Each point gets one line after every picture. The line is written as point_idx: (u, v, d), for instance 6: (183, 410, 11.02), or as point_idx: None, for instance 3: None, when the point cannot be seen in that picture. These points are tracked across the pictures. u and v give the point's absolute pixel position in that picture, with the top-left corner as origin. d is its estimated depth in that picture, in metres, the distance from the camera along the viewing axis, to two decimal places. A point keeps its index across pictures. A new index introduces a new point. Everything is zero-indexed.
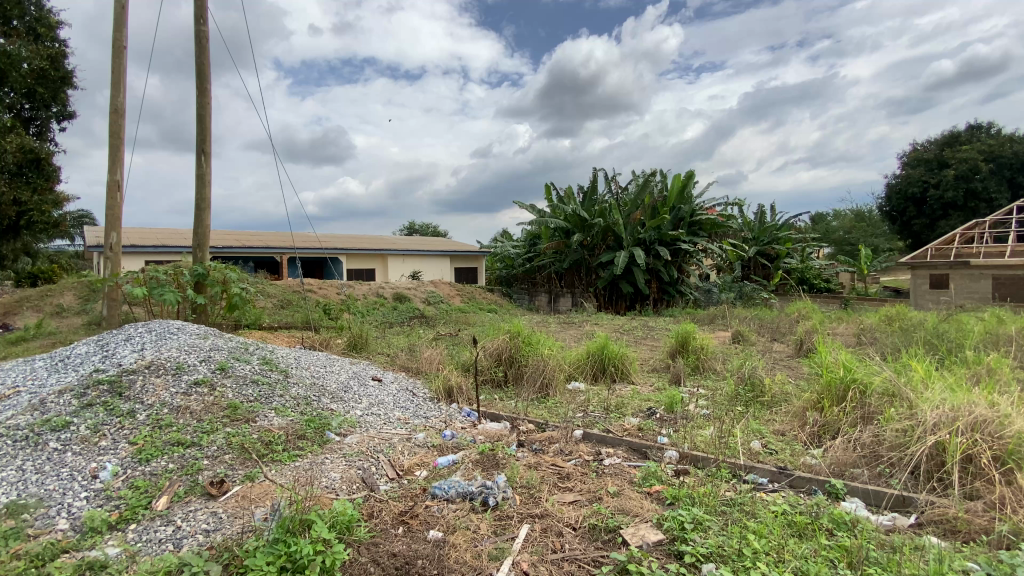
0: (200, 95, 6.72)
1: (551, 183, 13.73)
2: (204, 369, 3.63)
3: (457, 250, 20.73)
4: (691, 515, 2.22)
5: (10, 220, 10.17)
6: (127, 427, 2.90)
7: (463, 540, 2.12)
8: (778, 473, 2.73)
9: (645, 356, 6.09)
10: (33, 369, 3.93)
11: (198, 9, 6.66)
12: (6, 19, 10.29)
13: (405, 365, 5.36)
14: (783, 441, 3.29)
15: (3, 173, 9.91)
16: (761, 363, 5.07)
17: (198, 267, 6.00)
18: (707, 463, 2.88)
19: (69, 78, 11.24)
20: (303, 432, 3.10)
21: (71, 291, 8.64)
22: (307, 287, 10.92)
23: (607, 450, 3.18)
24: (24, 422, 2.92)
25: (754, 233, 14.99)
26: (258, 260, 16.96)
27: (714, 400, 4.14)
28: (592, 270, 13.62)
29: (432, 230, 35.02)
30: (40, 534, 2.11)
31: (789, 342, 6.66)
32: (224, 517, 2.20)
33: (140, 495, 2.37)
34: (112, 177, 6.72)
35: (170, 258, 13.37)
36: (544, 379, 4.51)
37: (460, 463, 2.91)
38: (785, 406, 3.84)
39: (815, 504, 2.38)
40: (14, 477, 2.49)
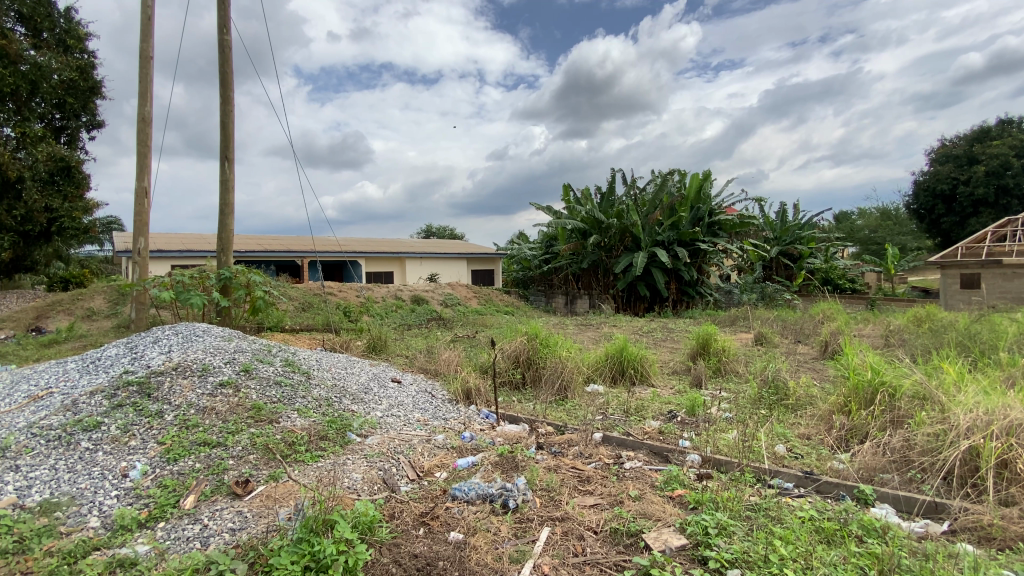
0: (224, 103, 6.89)
1: (568, 183, 13.69)
2: (228, 370, 3.72)
3: (473, 252, 20.82)
4: (715, 519, 2.18)
5: (42, 227, 10.54)
6: (156, 428, 2.98)
7: (484, 542, 2.12)
8: (805, 479, 2.66)
9: (665, 358, 6.01)
10: (67, 369, 4.09)
11: (221, 18, 6.83)
12: (37, 32, 10.71)
13: (424, 366, 5.42)
14: (808, 445, 3.22)
15: (36, 182, 10.29)
16: (785, 365, 4.97)
17: (222, 271, 6.13)
18: (731, 467, 2.82)
19: (98, 87, 11.63)
20: (325, 432, 3.14)
21: (101, 295, 8.93)
22: (327, 290, 11.09)
23: (627, 453, 3.15)
24: (58, 422, 3.02)
25: (776, 233, 14.77)
26: (280, 264, 17.27)
27: (737, 403, 4.06)
28: (609, 272, 13.51)
29: (449, 233, 35.35)
30: (72, 532, 2.17)
31: (814, 343, 6.51)
32: (250, 517, 2.24)
33: (168, 494, 2.43)
34: (140, 184, 6.92)
35: (195, 262, 13.71)
36: (562, 382, 4.50)
37: (481, 464, 2.92)
38: (811, 409, 3.76)
39: (844, 510, 2.32)
40: (47, 476, 2.57)
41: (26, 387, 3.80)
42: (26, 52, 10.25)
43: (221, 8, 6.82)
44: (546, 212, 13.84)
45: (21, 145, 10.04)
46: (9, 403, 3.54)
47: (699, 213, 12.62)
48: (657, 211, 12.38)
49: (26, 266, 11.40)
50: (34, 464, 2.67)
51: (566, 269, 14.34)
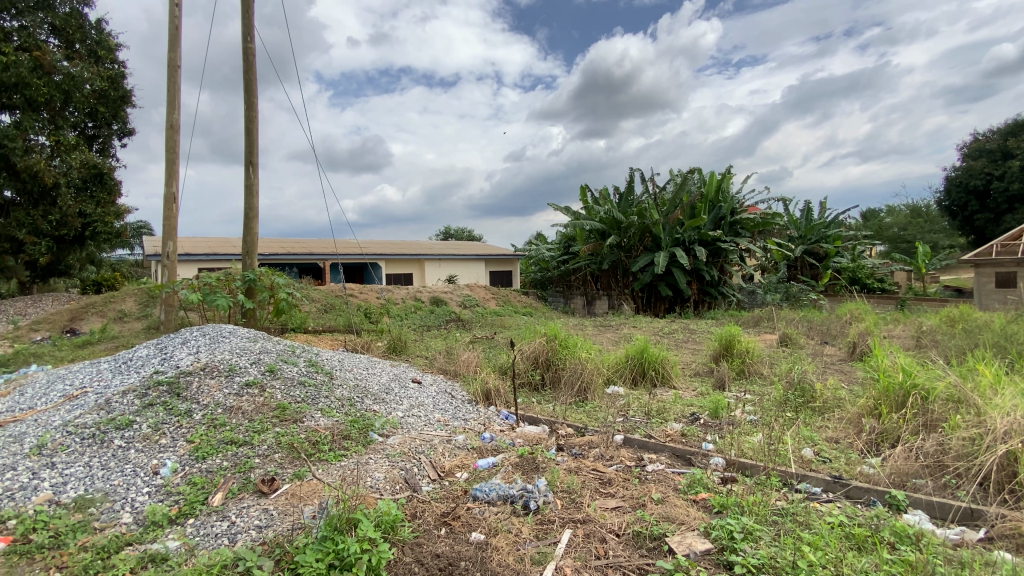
0: (248, 109, 7.05)
1: (586, 183, 13.60)
2: (254, 371, 3.79)
3: (491, 254, 20.87)
4: (740, 524, 2.15)
5: (76, 232, 10.93)
6: (185, 426, 3.06)
7: (506, 543, 2.13)
8: (833, 483, 2.60)
9: (687, 360, 5.93)
10: (101, 369, 4.23)
11: (245, 26, 6.99)
12: (70, 43, 11.10)
13: (443, 368, 5.44)
14: (837, 448, 3.14)
15: (70, 188, 10.68)
16: (812, 367, 4.85)
17: (248, 274, 6.26)
18: (756, 471, 2.77)
19: (128, 96, 12.01)
20: (348, 432, 3.18)
21: (132, 297, 9.21)
22: (349, 292, 11.23)
23: (650, 456, 3.11)
24: (92, 421, 3.13)
25: (801, 232, 14.50)
26: (302, 267, 17.58)
27: (762, 406, 3.98)
28: (629, 272, 13.39)
29: (468, 234, 35.53)
30: (106, 528, 2.25)
31: (842, 344, 6.34)
32: (276, 514, 2.28)
33: (197, 490, 2.49)
34: (169, 190, 7.12)
35: (220, 265, 14.05)
36: (581, 383, 4.48)
37: (501, 465, 2.91)
38: (839, 412, 3.66)
39: (876, 516, 2.25)
40: (82, 473, 2.67)
41: (61, 387, 3.93)
42: (60, 63, 10.66)
43: (245, 17, 6.99)
44: (564, 213, 13.80)
45: (57, 152, 10.44)
46: (45, 402, 3.67)
47: (720, 212, 12.46)
48: (677, 211, 12.22)
49: (61, 271, 11.79)
50: (69, 461, 2.77)
51: (584, 269, 14.25)
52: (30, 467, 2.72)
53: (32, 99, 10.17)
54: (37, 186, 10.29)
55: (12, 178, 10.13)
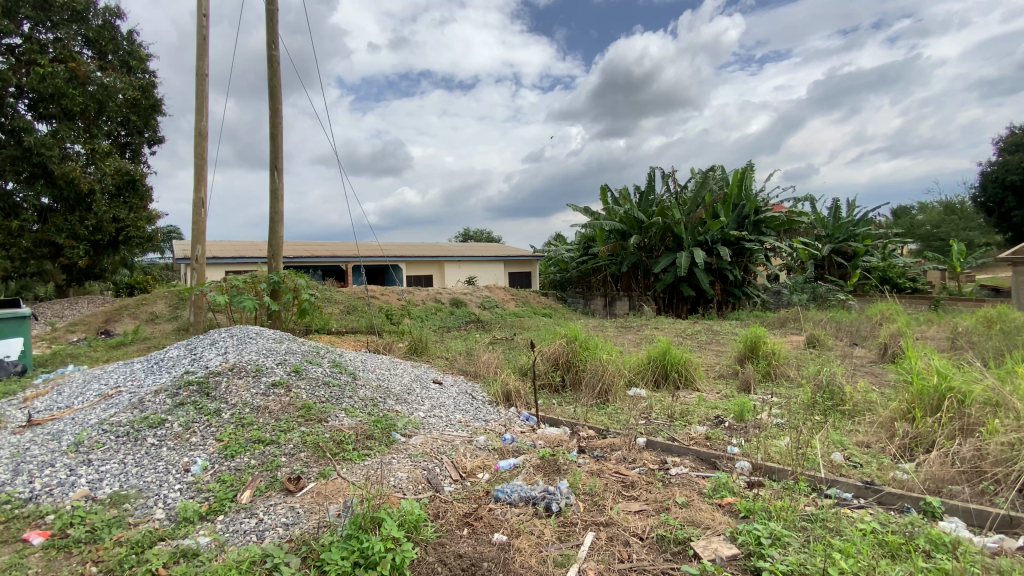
0: (273, 116, 7.21)
1: (606, 184, 13.52)
2: (280, 371, 3.86)
3: (511, 255, 20.89)
4: (768, 529, 2.10)
5: (110, 236, 11.32)
6: (214, 425, 3.14)
7: (529, 545, 2.12)
8: (865, 489, 2.52)
9: (711, 362, 5.83)
10: (134, 370, 4.37)
11: (270, 35, 7.15)
12: (103, 54, 11.52)
13: (463, 369, 5.46)
14: (868, 453, 3.06)
15: (104, 195, 11.08)
16: (841, 369, 4.72)
17: (272, 276, 6.40)
18: (784, 475, 2.70)
19: (158, 105, 12.39)
20: (371, 432, 3.22)
21: (163, 300, 9.50)
22: (371, 294, 11.37)
23: (673, 459, 3.07)
24: (126, 419, 3.23)
25: (828, 230, 14.18)
26: (326, 269, 17.89)
27: (789, 409, 3.90)
28: (650, 272, 13.23)
29: (487, 237, 35.73)
30: (139, 523, 2.32)
31: (873, 346, 6.16)
32: (301, 512, 2.32)
33: (226, 488, 2.56)
34: (197, 195, 7.32)
35: (247, 268, 14.38)
36: (602, 385, 4.45)
37: (522, 467, 2.91)
38: (870, 416, 3.56)
39: (909, 523, 2.18)
40: (117, 469, 2.76)
41: (96, 387, 4.08)
42: (94, 74, 11.07)
43: (269, 25, 7.14)
44: (584, 214, 13.73)
45: (91, 160, 10.87)
46: (82, 401, 3.81)
47: (743, 211, 12.25)
48: (700, 210, 12.05)
49: (97, 274, 12.21)
50: (105, 458, 2.87)
51: (604, 270, 14.15)
52: (67, 463, 2.83)
53: (68, 109, 10.64)
54: (73, 193, 10.69)
55: (49, 186, 10.57)
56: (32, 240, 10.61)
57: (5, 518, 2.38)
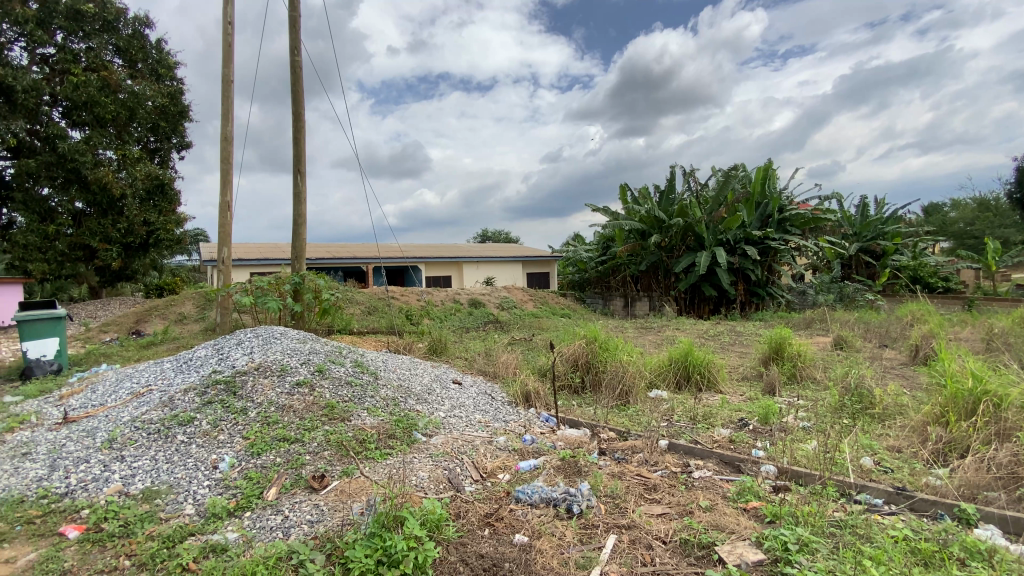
0: (296, 121, 7.34)
1: (625, 183, 13.42)
2: (304, 371, 3.93)
3: (529, 255, 20.89)
4: (795, 535, 2.06)
5: (141, 239, 11.72)
6: (241, 423, 3.21)
7: (550, 547, 2.12)
8: (896, 495, 2.45)
9: (734, 363, 5.73)
10: (164, 369, 4.49)
11: (293, 41, 7.29)
12: (133, 63, 11.91)
13: (483, 369, 5.48)
14: (900, 458, 2.97)
15: (135, 199, 11.46)
16: (870, 371, 4.58)
17: (295, 277, 6.51)
18: (811, 480, 2.64)
19: (186, 111, 12.75)
20: (393, 431, 3.25)
21: (191, 301, 9.76)
22: (391, 294, 11.50)
23: (696, 462, 3.03)
24: (157, 417, 3.34)
25: (855, 229, 13.88)
26: (347, 270, 18.16)
27: (816, 412, 3.81)
28: (670, 272, 13.06)
29: (505, 237, 35.89)
30: (171, 518, 2.39)
31: (903, 347, 6.00)
32: (326, 510, 2.36)
33: (253, 485, 2.61)
34: (224, 198, 7.51)
35: (271, 269, 14.68)
36: (623, 386, 4.41)
37: (543, 467, 2.91)
38: (901, 419, 3.46)
39: (943, 530, 2.11)
40: (148, 466, 2.85)
41: (128, 385, 4.21)
42: (125, 82, 11.44)
43: (292, 31, 7.29)
44: (603, 214, 13.65)
45: (123, 165, 11.22)
46: (115, 399, 3.94)
47: (767, 210, 12.03)
48: (722, 209, 11.87)
49: (128, 276, 12.62)
50: (137, 455, 2.96)
51: (624, 270, 14.04)
52: (101, 459, 2.93)
53: (100, 116, 11.00)
54: (106, 198, 11.03)
55: (83, 191, 10.91)
56: (68, 244, 10.94)
57: (44, 512, 2.47)
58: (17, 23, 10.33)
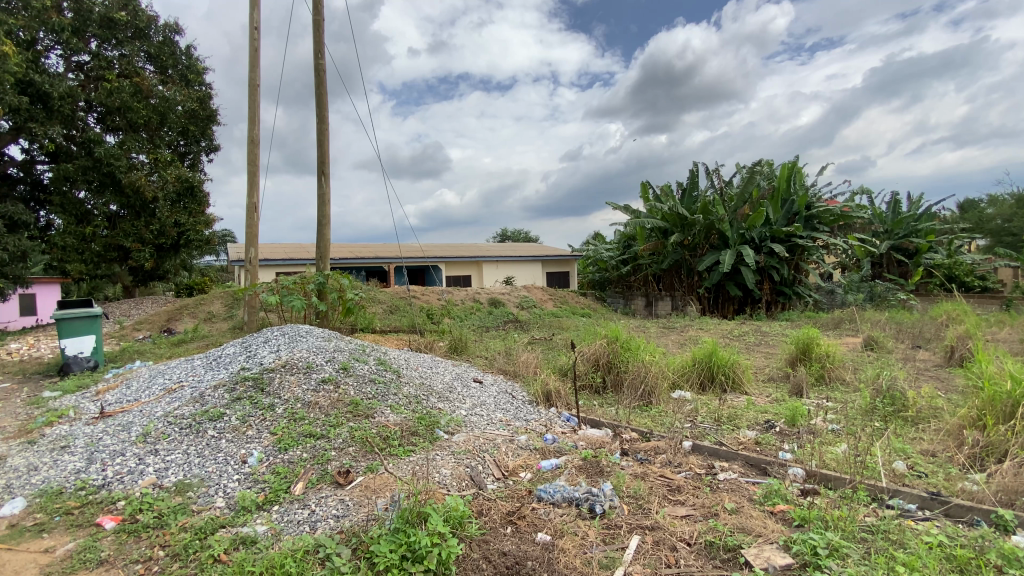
0: (320, 123, 7.47)
1: (646, 181, 13.28)
2: (329, 368, 4.00)
3: (549, 255, 20.83)
4: (825, 539, 2.01)
5: (173, 240, 12.12)
6: (269, 419, 3.29)
7: (573, 546, 2.11)
8: (930, 500, 2.38)
9: (760, 364, 5.60)
10: (194, 365, 4.64)
11: (317, 44, 7.42)
12: (164, 69, 12.30)
13: (503, 368, 5.50)
14: (934, 462, 2.88)
15: (167, 201, 11.85)
16: (903, 373, 4.44)
17: (319, 277, 6.63)
18: (841, 483, 2.58)
19: (214, 115, 13.10)
20: (415, 428, 3.29)
21: (219, 300, 10.02)
22: (412, 293, 11.61)
23: (721, 464, 2.98)
24: (188, 412, 3.44)
25: (886, 226, 13.46)
26: (369, 270, 18.40)
27: (846, 414, 3.71)
28: (693, 271, 12.88)
29: (525, 237, 35.91)
30: (202, 511, 2.46)
31: (938, 349, 5.78)
32: (351, 505, 2.40)
33: (280, 480, 2.67)
34: (251, 200, 7.68)
35: (295, 269, 14.97)
36: (645, 387, 4.36)
37: (565, 467, 2.90)
38: (935, 423, 3.34)
39: (980, 537, 2.03)
40: (181, 459, 2.94)
41: (161, 382, 4.35)
42: (156, 87, 11.81)
43: (315, 35, 7.42)
44: (624, 212, 13.52)
45: (155, 168, 11.57)
46: (149, 394, 4.08)
47: (793, 207, 11.77)
48: (746, 206, 11.65)
49: (160, 276, 13.03)
50: (170, 448, 3.06)
51: (645, 269, 13.89)
52: (137, 453, 3.04)
53: (133, 121, 11.39)
54: (139, 200, 11.46)
55: (117, 194, 11.33)
56: (103, 244, 11.37)
57: (81, 503, 2.58)
58: (53, 32, 10.47)
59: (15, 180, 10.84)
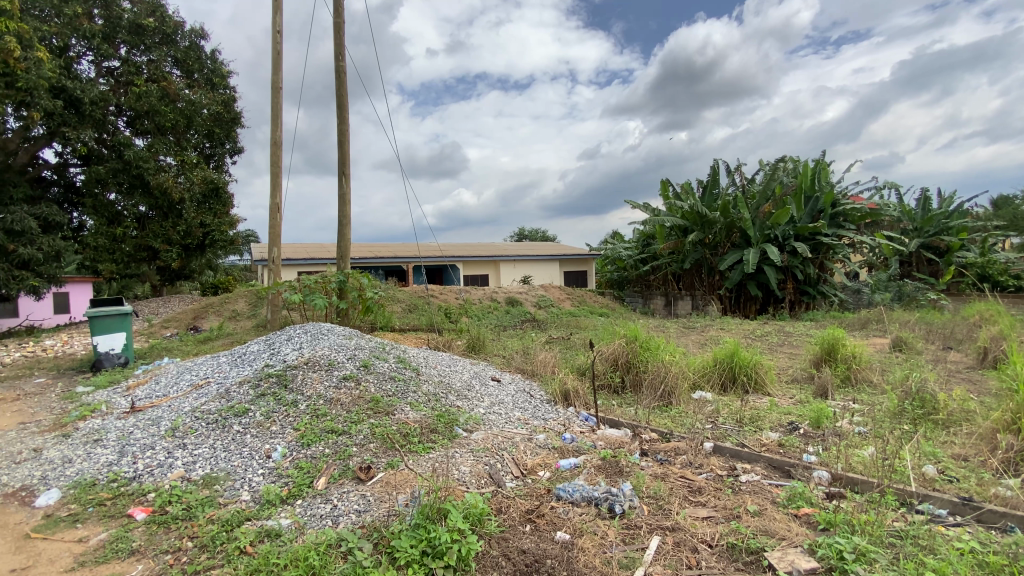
0: (341, 124, 7.58)
1: (666, 178, 13.14)
2: (350, 366, 4.06)
3: (567, 254, 20.75)
4: (851, 543, 1.96)
5: (198, 240, 12.47)
6: (292, 415, 3.35)
7: (592, 545, 2.11)
8: (961, 505, 2.30)
9: (784, 365, 5.49)
10: (220, 362, 4.75)
11: (337, 47, 7.52)
12: (191, 73, 12.63)
13: (520, 367, 5.51)
14: (966, 467, 2.79)
15: (193, 202, 12.20)
16: (933, 375, 4.31)
17: (340, 276, 6.72)
18: (867, 487, 2.52)
19: (238, 118, 13.41)
20: (435, 426, 3.32)
21: (243, 299, 10.25)
22: (430, 292, 11.69)
23: (743, 466, 2.94)
24: (215, 408, 3.53)
25: (916, 224, 13.07)
26: (388, 269, 18.58)
27: (872, 417, 3.63)
28: (714, 270, 12.70)
29: (542, 236, 35.85)
30: (228, 504, 2.53)
31: (970, 350, 5.59)
32: (372, 500, 2.43)
33: (303, 474, 2.72)
34: (274, 200, 7.84)
35: (317, 268, 15.22)
36: (665, 387, 4.32)
37: (583, 467, 2.89)
38: (968, 426, 3.24)
39: (1015, 544, 1.97)
40: (208, 453, 3.02)
41: (188, 378, 4.47)
42: (182, 91, 12.13)
43: (336, 37, 7.53)
44: (643, 211, 13.41)
45: (181, 170, 11.89)
46: (177, 390, 4.20)
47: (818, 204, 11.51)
48: (768, 204, 11.43)
49: (186, 275, 13.38)
50: (198, 442, 3.15)
51: (665, 268, 13.74)
52: (166, 446, 3.13)
53: (161, 125, 11.70)
54: (166, 201, 11.77)
55: (146, 195, 11.67)
56: (133, 245, 11.73)
57: (113, 494, 2.67)
58: (84, 38, 10.79)
59: (50, 183, 11.24)
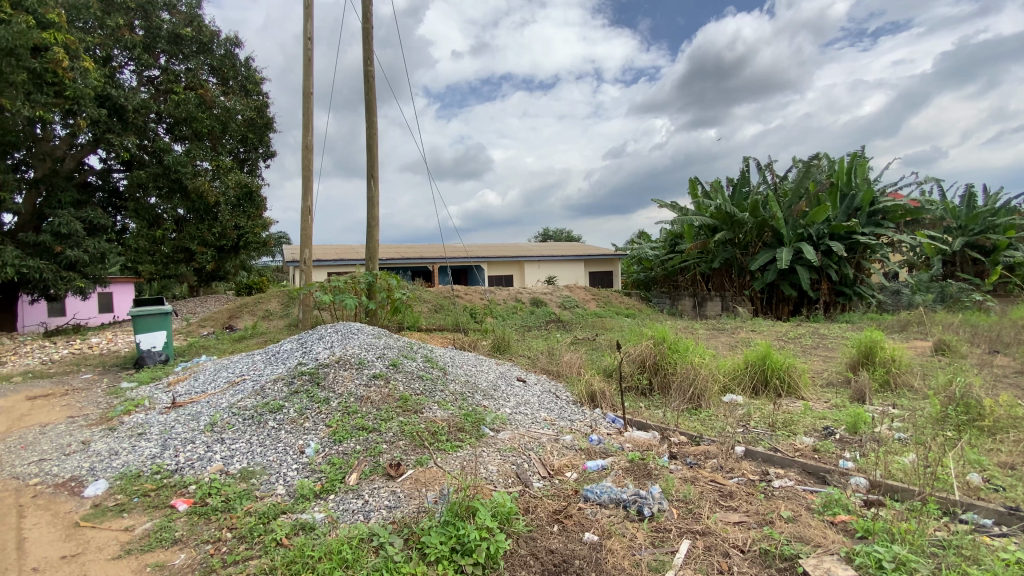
0: (368, 127, 7.73)
1: (694, 177, 12.92)
2: (380, 365, 4.13)
3: (592, 254, 20.61)
4: (891, 552, 1.90)
5: (233, 241, 12.91)
6: (324, 412, 3.44)
7: (621, 547, 2.10)
8: (1008, 516, 2.22)
9: (818, 368, 5.35)
10: (255, 360, 4.91)
11: (365, 51, 7.69)
12: (225, 80, 13.13)
13: (546, 368, 5.51)
14: (1014, 476, 2.66)
15: (228, 205, 12.65)
16: (979, 380, 4.13)
17: (369, 276, 6.85)
18: (908, 495, 2.43)
19: (270, 123, 13.86)
20: (462, 424, 3.36)
21: (276, 299, 10.55)
22: (456, 293, 11.79)
23: (776, 471, 2.88)
24: (251, 404, 3.65)
25: (959, 221, 12.50)
26: (415, 270, 18.82)
27: (913, 422, 3.49)
28: (744, 270, 12.43)
29: (567, 237, 35.66)
30: (265, 497, 2.61)
31: (1018, 354, 5.33)
32: (402, 496, 2.48)
33: (336, 470, 2.79)
34: (305, 203, 8.04)
35: (346, 269, 15.54)
36: (694, 390, 4.24)
37: (612, 468, 2.89)
38: (1016, 434, 3.10)
39: None
40: (245, 448, 3.13)
41: (226, 374, 4.64)
42: (218, 98, 12.59)
43: (364, 42, 7.69)
44: (670, 210, 13.22)
45: (217, 175, 12.32)
46: (215, 387, 4.36)
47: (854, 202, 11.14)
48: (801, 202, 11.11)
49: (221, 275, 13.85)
50: (235, 437, 3.26)
51: (693, 268, 13.52)
52: (206, 440, 3.26)
53: (198, 130, 12.14)
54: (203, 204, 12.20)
55: (184, 199, 12.12)
56: (172, 246, 12.19)
57: (157, 485, 2.79)
58: (126, 49, 11.25)
59: (95, 188, 11.79)
